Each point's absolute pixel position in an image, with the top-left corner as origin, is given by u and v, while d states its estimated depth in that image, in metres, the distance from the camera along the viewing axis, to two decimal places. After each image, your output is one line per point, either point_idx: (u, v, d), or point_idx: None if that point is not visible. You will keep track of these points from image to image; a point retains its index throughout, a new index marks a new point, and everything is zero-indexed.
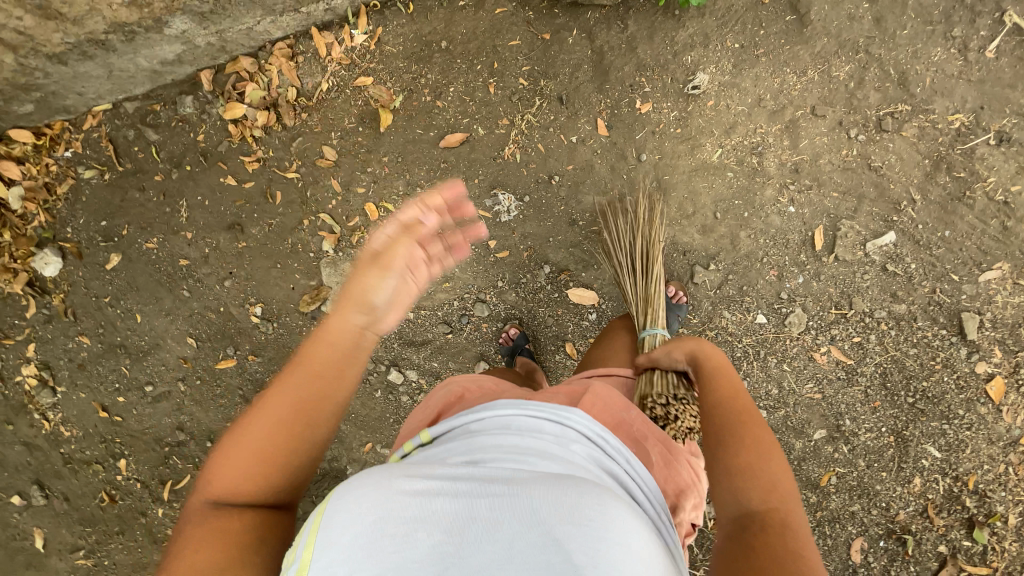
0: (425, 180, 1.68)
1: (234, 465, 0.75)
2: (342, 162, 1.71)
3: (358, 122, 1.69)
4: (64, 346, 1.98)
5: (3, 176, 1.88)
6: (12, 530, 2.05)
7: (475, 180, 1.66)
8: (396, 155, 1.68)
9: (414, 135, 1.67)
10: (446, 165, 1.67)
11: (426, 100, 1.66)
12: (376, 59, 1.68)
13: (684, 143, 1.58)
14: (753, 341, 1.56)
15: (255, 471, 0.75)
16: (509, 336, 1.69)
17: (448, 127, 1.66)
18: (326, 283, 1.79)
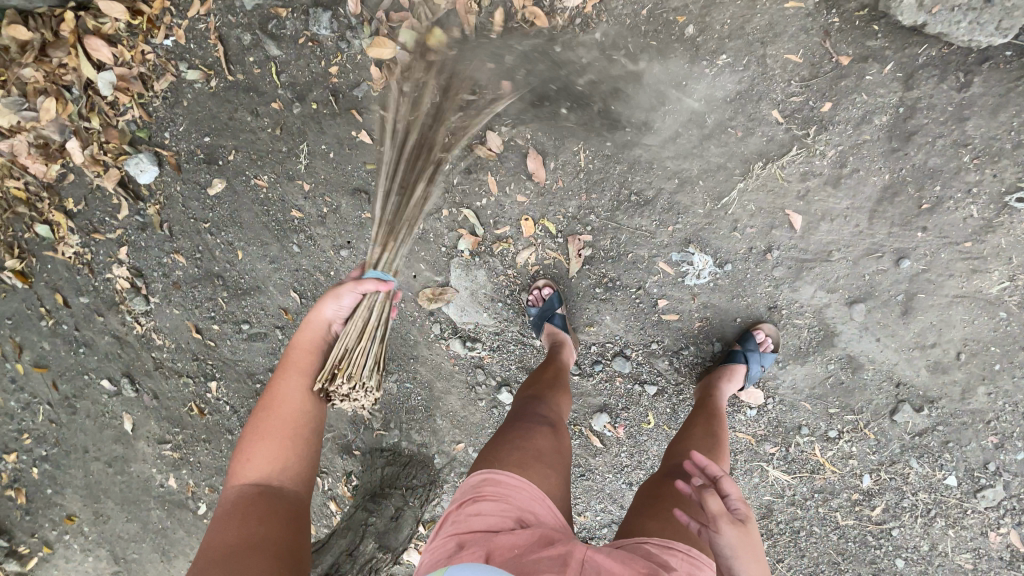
0: (607, 209, 1.32)
1: (298, 417, 1.04)
2: (505, 155, 1.35)
3: (541, 110, 1.28)
4: (158, 259, 1.84)
5: (90, 56, 1.60)
6: (101, 407, 2.15)
7: (669, 228, 1.30)
8: (579, 168, 1.30)
9: (609, 150, 1.27)
10: (639, 199, 1.29)
11: (640, 107, 1.23)
12: (586, 31, 1.22)
13: (966, 262, 1.18)
14: (929, 497, 1.36)
15: (280, 445, 1.00)
16: (540, 295, 1.43)
17: (654, 153, 1.25)
18: (453, 285, 1.52)
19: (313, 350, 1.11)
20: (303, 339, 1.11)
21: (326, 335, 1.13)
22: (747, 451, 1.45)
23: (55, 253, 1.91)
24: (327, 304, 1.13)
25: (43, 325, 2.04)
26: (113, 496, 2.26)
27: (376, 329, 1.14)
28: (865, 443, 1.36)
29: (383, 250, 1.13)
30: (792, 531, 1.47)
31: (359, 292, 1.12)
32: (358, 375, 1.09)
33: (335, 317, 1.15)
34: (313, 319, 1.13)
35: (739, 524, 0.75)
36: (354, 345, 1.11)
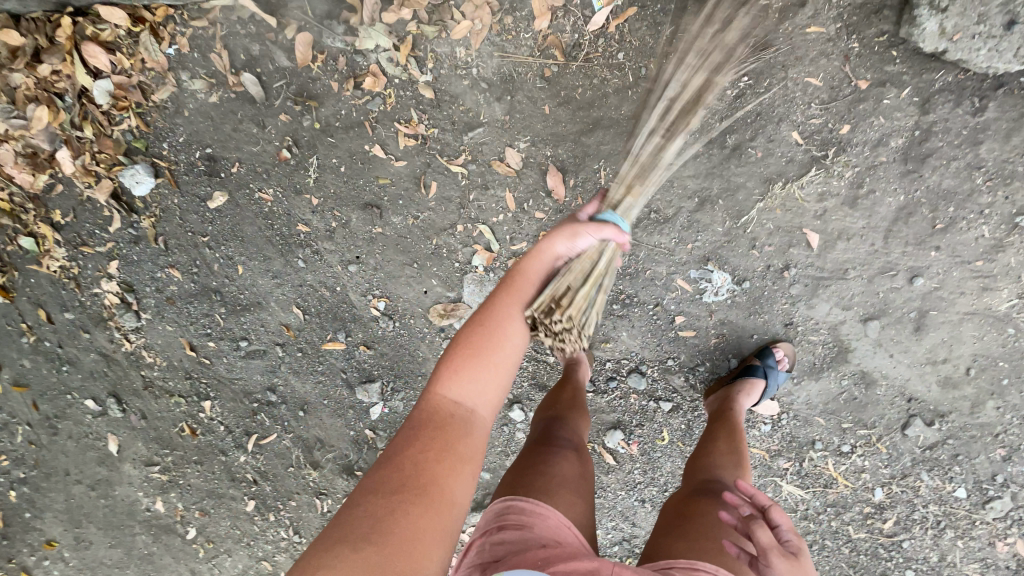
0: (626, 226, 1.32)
1: (519, 341, 0.82)
2: (524, 171, 1.34)
3: (564, 127, 1.29)
4: (151, 273, 1.76)
5: (86, 62, 1.53)
6: (85, 428, 2.05)
7: (688, 245, 1.30)
8: (600, 185, 1.30)
9: None
10: (658, 216, 1.30)
11: None
12: (609, 49, 1.24)
13: (977, 280, 1.21)
14: (939, 509, 1.38)
15: (499, 369, 0.78)
16: None
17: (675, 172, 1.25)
18: (465, 301, 1.52)
19: (555, 258, 0.91)
20: (556, 252, 0.90)
21: (569, 248, 0.92)
22: (761, 466, 1.46)
23: (40, 266, 1.83)
24: (588, 232, 0.93)
25: (25, 342, 1.95)
26: (94, 521, 2.14)
27: (598, 274, 1.00)
28: (877, 457, 1.38)
29: (631, 199, 1.07)
30: (805, 545, 1.48)
31: (598, 236, 0.95)
32: (574, 319, 0.92)
33: (581, 242, 0.94)
34: (573, 235, 0.92)
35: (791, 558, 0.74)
36: (579, 286, 0.95)
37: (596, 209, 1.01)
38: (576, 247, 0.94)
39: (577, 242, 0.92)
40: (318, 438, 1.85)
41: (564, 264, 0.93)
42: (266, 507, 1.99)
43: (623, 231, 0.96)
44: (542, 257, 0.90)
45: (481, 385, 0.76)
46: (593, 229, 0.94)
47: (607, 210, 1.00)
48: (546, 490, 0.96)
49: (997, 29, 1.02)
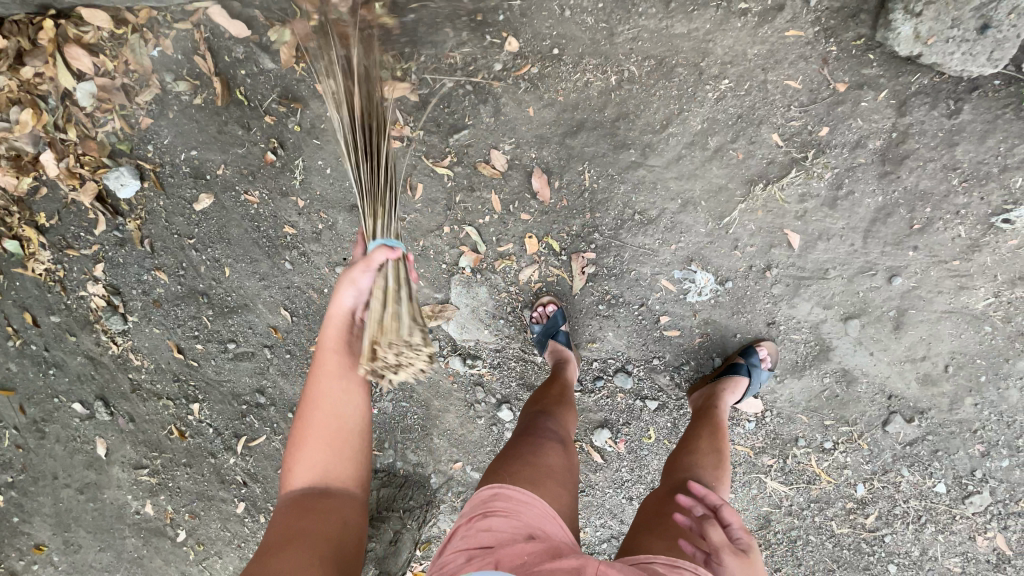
0: (610, 227, 1.33)
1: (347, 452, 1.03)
2: (509, 173, 1.35)
3: (546, 130, 1.30)
4: (137, 276, 1.76)
5: (68, 64, 1.52)
6: (72, 431, 2.04)
7: (672, 246, 1.32)
8: (584, 187, 1.31)
9: (614, 170, 1.29)
10: (642, 218, 1.31)
11: (646, 128, 1.25)
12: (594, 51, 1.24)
13: (954, 279, 1.24)
14: (920, 504, 1.41)
15: (336, 458, 1.02)
16: (544, 313, 1.43)
17: (658, 173, 1.27)
18: (454, 302, 1.51)
19: (344, 316, 1.10)
20: (337, 316, 1.10)
21: (350, 291, 1.09)
22: (746, 463, 1.48)
23: (25, 269, 1.82)
24: (348, 285, 1.09)
25: (10, 345, 1.94)
26: (82, 525, 2.13)
27: (398, 292, 1.12)
28: (859, 454, 1.40)
29: (382, 219, 1.18)
30: (790, 540, 1.50)
31: (371, 270, 1.09)
32: (404, 352, 1.04)
33: (356, 295, 1.10)
34: (343, 291, 1.09)
35: (743, 555, 0.77)
36: (381, 309, 1.08)
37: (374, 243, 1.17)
38: (353, 290, 1.09)
39: (342, 299, 1.09)
40: None
41: (350, 319, 1.10)
42: (257, 509, 1.99)
43: (391, 249, 1.11)
44: (338, 325, 1.09)
45: (320, 473, 1.01)
46: (355, 284, 1.09)
47: (380, 236, 1.17)
48: (532, 481, 0.97)
49: (971, 33, 1.03)
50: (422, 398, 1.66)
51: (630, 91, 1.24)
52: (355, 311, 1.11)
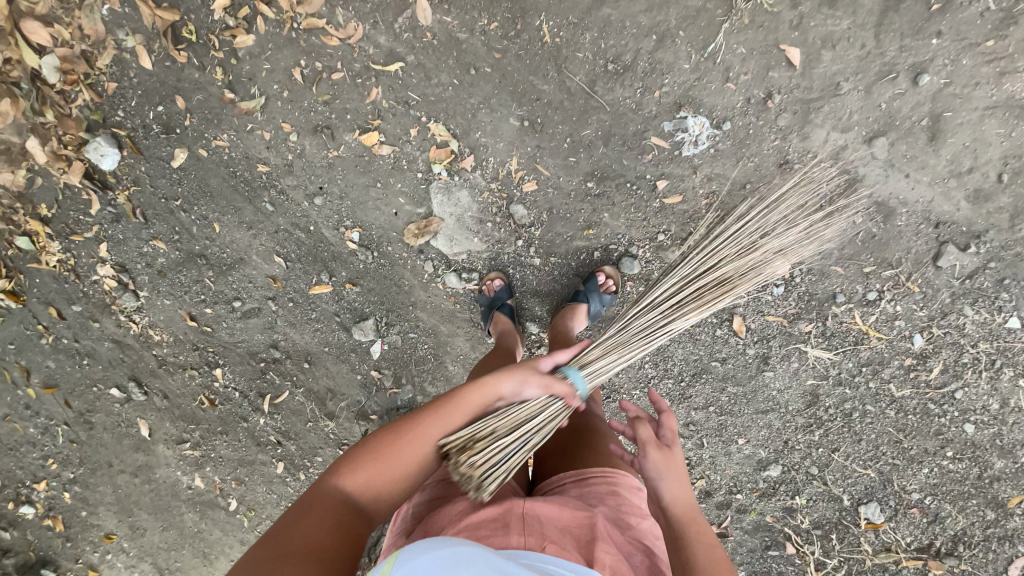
0: (581, 87, 1.22)
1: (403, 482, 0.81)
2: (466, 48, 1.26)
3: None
4: (138, 249, 1.78)
5: (27, 39, 1.53)
6: (116, 417, 2.13)
7: (655, 93, 1.18)
8: (546, 46, 1.21)
9: (575, 17, 1.18)
10: (614, 68, 1.19)
11: None
12: None
13: (993, 63, 1.07)
14: (992, 347, 1.24)
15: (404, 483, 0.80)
16: (491, 288, 1.46)
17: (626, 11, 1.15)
18: (436, 214, 1.44)
19: (541, 382, 0.94)
20: (530, 371, 0.94)
21: (543, 385, 0.94)
22: (781, 334, 1.33)
23: (40, 263, 1.90)
24: (534, 380, 0.93)
25: (45, 343, 2.04)
26: (144, 506, 2.24)
27: (531, 435, 1.01)
28: (910, 299, 1.24)
29: (586, 354, 1.06)
30: (844, 415, 1.35)
31: (546, 387, 0.94)
32: (483, 475, 0.93)
33: (538, 381, 0.94)
34: (547, 381, 0.94)
35: (664, 450, 0.85)
36: (501, 437, 0.98)
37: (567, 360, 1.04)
38: (551, 384, 0.94)
39: (535, 382, 0.93)
40: (329, 388, 1.84)
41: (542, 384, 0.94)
42: (296, 467, 2.00)
43: (579, 392, 0.97)
44: (521, 377, 0.93)
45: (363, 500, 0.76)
46: (533, 380, 0.94)
47: (571, 364, 1.03)
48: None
49: None
50: (429, 325, 1.58)
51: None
52: (528, 383, 0.93)
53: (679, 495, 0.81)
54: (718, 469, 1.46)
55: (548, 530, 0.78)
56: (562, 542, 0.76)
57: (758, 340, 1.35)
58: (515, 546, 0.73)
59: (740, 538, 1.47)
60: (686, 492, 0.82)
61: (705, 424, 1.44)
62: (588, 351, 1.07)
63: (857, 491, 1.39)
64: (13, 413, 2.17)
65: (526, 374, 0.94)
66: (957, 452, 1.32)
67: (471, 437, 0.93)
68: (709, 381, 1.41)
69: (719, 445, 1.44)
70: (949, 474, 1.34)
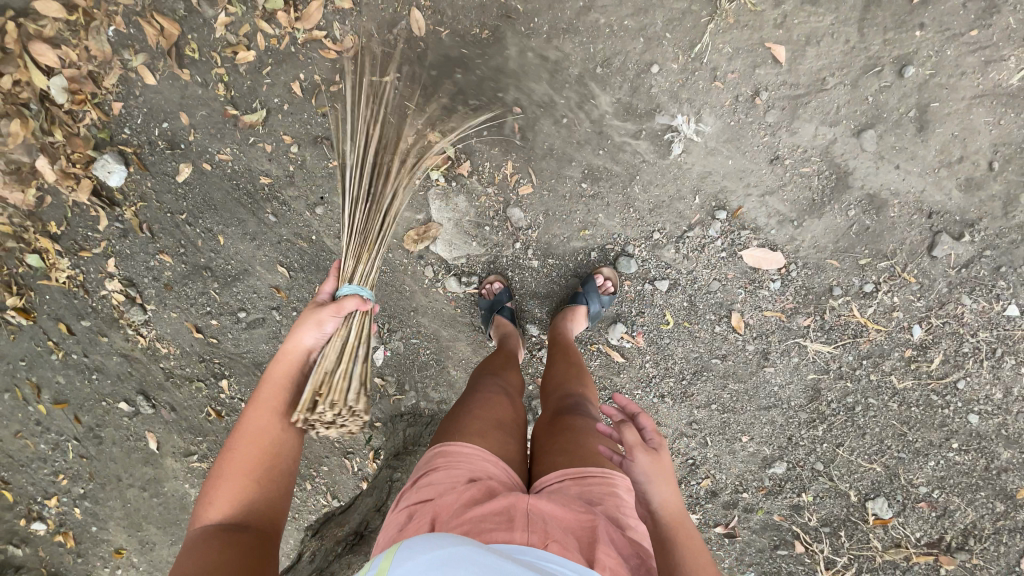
0: (573, 90, 1.24)
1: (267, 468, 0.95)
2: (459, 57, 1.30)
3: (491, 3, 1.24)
4: (146, 263, 1.81)
5: (37, 62, 1.57)
6: (125, 431, 2.16)
7: (645, 93, 1.21)
8: (538, 51, 1.24)
9: (565, 22, 1.21)
10: (604, 70, 1.21)
11: None
12: None
13: (977, 53, 1.09)
14: (992, 336, 1.25)
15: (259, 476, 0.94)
16: (491, 289, 1.47)
17: (616, 13, 1.17)
18: (436, 219, 1.46)
19: (332, 314, 1.09)
20: (303, 325, 1.08)
21: (323, 322, 1.09)
22: (780, 329, 1.33)
23: (50, 280, 1.95)
24: (315, 319, 1.09)
25: (55, 359, 2.08)
26: (154, 520, 2.26)
27: (357, 348, 1.15)
28: (908, 290, 1.24)
29: (359, 265, 1.18)
30: (847, 409, 1.35)
31: (340, 313, 1.10)
32: (342, 402, 1.07)
33: (322, 319, 1.09)
34: (315, 317, 1.09)
35: (651, 456, 0.81)
36: (333, 369, 1.09)
37: (338, 285, 1.17)
38: (323, 321, 1.08)
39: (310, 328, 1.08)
40: None
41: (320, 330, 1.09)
42: None
43: (366, 299, 1.13)
44: (318, 321, 1.09)
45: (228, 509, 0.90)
46: (317, 326, 1.09)
47: (346, 283, 1.16)
48: (481, 433, 0.99)
49: None
50: (431, 330, 1.60)
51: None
52: (323, 321, 1.09)
53: (664, 499, 0.79)
54: (723, 468, 1.45)
55: (552, 529, 0.78)
56: (566, 543, 0.76)
57: (757, 336, 1.35)
58: (518, 543, 0.74)
59: (748, 538, 1.46)
60: (673, 496, 0.80)
61: (708, 422, 1.44)
62: (365, 258, 1.18)
63: (863, 487, 1.38)
64: (24, 430, 2.19)
65: (319, 326, 1.09)
66: (963, 444, 1.31)
67: (314, 394, 1.04)
68: (710, 378, 1.41)
69: (722, 443, 1.44)
70: (956, 467, 1.33)
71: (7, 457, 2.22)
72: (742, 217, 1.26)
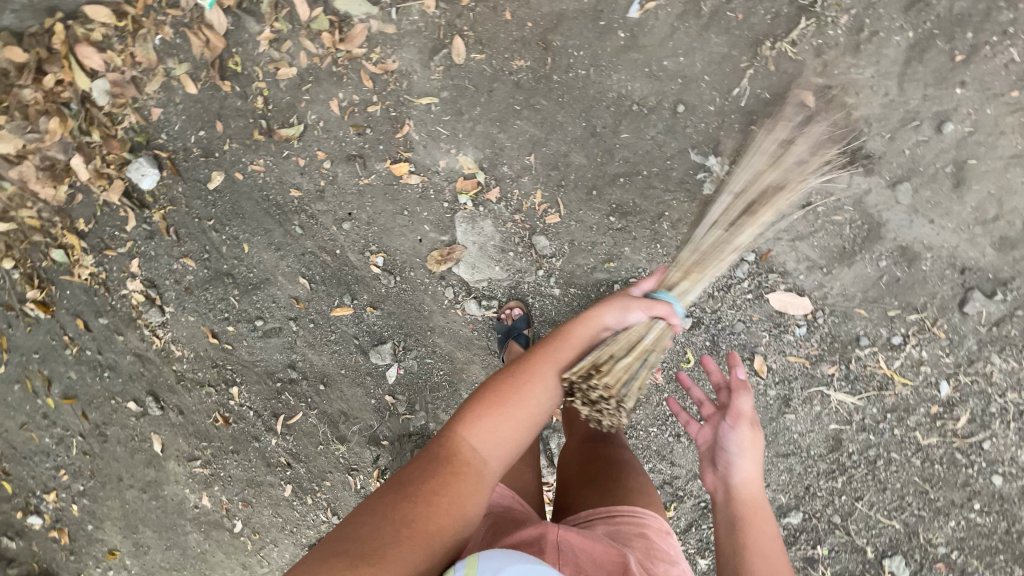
0: (609, 124, 1.25)
1: (507, 446, 0.74)
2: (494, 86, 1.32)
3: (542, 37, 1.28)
4: (169, 266, 1.83)
5: (82, 64, 1.62)
6: (130, 431, 2.15)
7: (683, 131, 1.21)
8: (576, 85, 1.26)
9: (606, 58, 1.23)
10: (641, 108, 1.22)
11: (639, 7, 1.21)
12: None
13: (1015, 115, 1.10)
14: (1020, 397, 1.23)
15: (511, 438, 0.75)
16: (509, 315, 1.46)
17: (659, 52, 1.20)
18: (461, 242, 1.47)
19: (638, 303, 0.88)
20: (631, 298, 0.89)
21: (626, 304, 0.88)
22: (803, 376, 1.31)
23: (72, 276, 1.99)
24: (618, 303, 0.88)
25: (68, 354, 2.10)
26: (149, 524, 2.23)
27: (651, 354, 0.91)
28: (936, 345, 1.23)
29: (688, 282, 0.97)
30: (868, 462, 1.32)
31: (649, 311, 0.89)
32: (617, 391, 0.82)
33: (636, 305, 0.88)
34: (651, 304, 0.89)
35: (750, 427, 0.89)
36: (619, 356, 0.86)
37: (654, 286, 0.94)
38: (650, 308, 0.88)
39: (657, 307, 0.88)
40: (341, 411, 1.83)
41: (643, 307, 0.89)
42: (303, 491, 1.99)
43: (679, 316, 0.91)
44: (613, 299, 0.88)
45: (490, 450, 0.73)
46: (636, 307, 0.88)
47: (664, 289, 0.95)
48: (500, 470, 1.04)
49: None
50: (446, 350, 1.57)
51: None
52: (627, 306, 0.88)
53: (751, 474, 0.84)
54: None
55: (582, 562, 0.77)
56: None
57: (780, 381, 1.32)
58: None
59: None
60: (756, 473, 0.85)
61: None
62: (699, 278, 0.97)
63: (881, 543, 1.33)
64: (31, 423, 2.21)
65: (637, 308, 0.88)
66: (987, 506, 1.28)
67: (595, 364, 0.81)
68: None
69: None
70: (977, 528, 1.29)
71: (10, 448, 2.24)
72: (770, 260, 1.25)
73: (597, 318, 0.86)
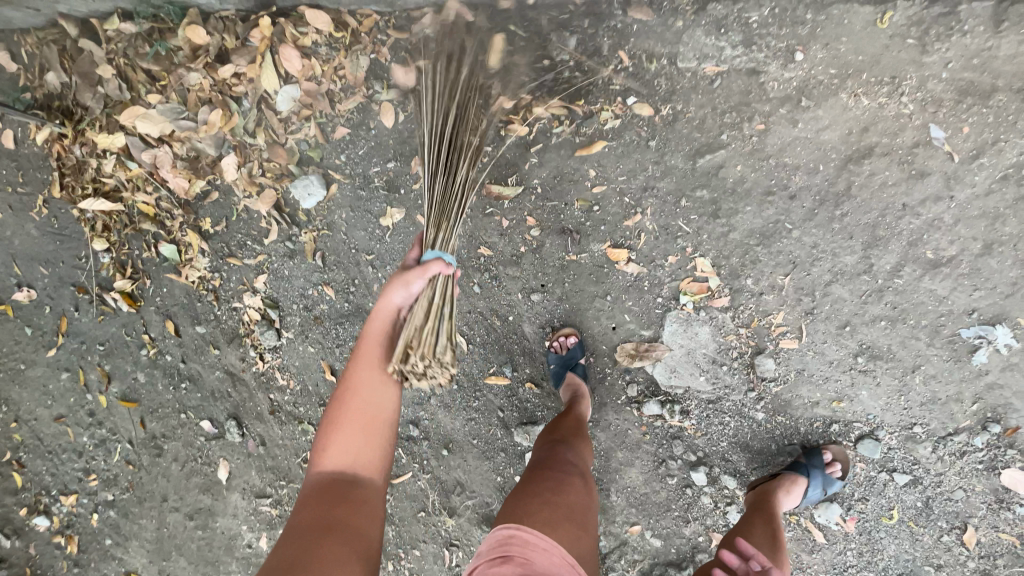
0: (891, 267, 1.19)
1: (355, 439, 1.00)
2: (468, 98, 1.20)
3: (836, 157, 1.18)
4: (302, 290, 1.66)
5: (278, 66, 1.49)
6: (195, 451, 1.84)
7: (975, 293, 1.17)
8: (871, 221, 1.18)
9: (909, 201, 1.16)
10: (934, 259, 1.17)
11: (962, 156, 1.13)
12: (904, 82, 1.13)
13: None
14: None
15: (362, 438, 1.01)
16: (563, 344, 1.38)
17: (970, 207, 1.14)
18: (665, 341, 1.34)
19: (421, 274, 1.04)
20: (407, 272, 1.06)
21: (421, 275, 1.04)
22: (1011, 554, 1.24)
23: (179, 275, 1.72)
24: (395, 288, 1.05)
25: (143, 354, 1.80)
26: (187, 554, 1.88)
27: (442, 308, 1.09)
28: None
29: (442, 234, 1.12)
30: None
31: (427, 277, 1.05)
32: (432, 357, 1.02)
33: (406, 281, 1.06)
34: (408, 277, 1.05)
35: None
36: (421, 324, 1.04)
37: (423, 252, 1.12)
38: (410, 285, 1.05)
39: (415, 284, 1.04)
40: (458, 482, 1.55)
41: (425, 280, 1.05)
42: None
43: (450, 263, 1.07)
44: (403, 278, 1.06)
45: (349, 457, 0.99)
46: (420, 283, 1.05)
47: (430, 249, 1.11)
48: (554, 525, 0.90)
49: None
50: (602, 448, 1.42)
51: (936, 114, 1.12)
52: (409, 284, 1.05)
53: None
54: None
55: None
56: None
57: (985, 555, 1.25)
58: None
59: None
60: None
61: None
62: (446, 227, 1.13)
63: None
64: (70, 416, 1.86)
65: (405, 289, 1.05)
66: None
67: (404, 345, 1.02)
68: None
69: None
70: None
71: (34, 438, 1.88)
72: (1014, 436, 1.21)
73: (387, 303, 1.05)
